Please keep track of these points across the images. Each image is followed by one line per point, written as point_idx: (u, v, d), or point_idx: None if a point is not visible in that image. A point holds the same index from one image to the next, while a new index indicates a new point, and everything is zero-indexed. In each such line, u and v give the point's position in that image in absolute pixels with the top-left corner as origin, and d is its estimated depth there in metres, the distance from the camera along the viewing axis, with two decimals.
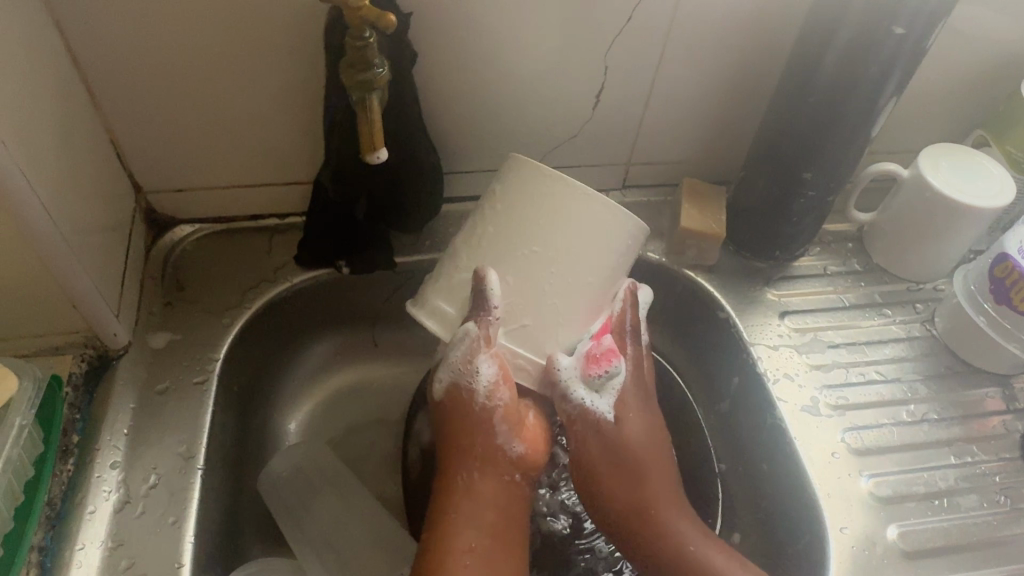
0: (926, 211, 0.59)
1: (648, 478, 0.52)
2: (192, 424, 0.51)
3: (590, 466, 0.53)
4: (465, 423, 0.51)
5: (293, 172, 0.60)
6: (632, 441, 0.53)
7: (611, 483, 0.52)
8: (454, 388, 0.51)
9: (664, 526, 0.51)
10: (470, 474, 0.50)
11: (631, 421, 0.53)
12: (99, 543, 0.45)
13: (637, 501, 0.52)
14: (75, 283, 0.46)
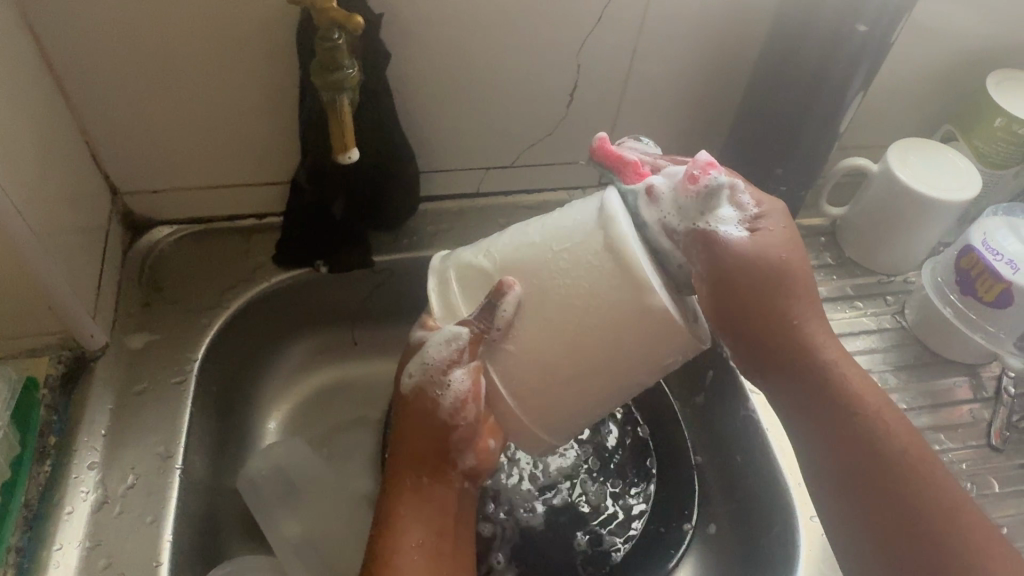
0: (895, 204, 0.60)
1: (832, 346, 0.48)
2: (171, 424, 0.51)
3: (773, 315, 0.47)
4: (421, 424, 0.46)
5: (270, 173, 0.60)
6: (804, 311, 0.47)
7: (791, 333, 0.47)
8: (421, 390, 0.45)
9: (860, 406, 0.46)
10: (418, 481, 0.46)
11: (798, 283, 0.47)
12: (78, 543, 0.45)
13: (789, 346, 0.47)
14: (51, 285, 0.47)
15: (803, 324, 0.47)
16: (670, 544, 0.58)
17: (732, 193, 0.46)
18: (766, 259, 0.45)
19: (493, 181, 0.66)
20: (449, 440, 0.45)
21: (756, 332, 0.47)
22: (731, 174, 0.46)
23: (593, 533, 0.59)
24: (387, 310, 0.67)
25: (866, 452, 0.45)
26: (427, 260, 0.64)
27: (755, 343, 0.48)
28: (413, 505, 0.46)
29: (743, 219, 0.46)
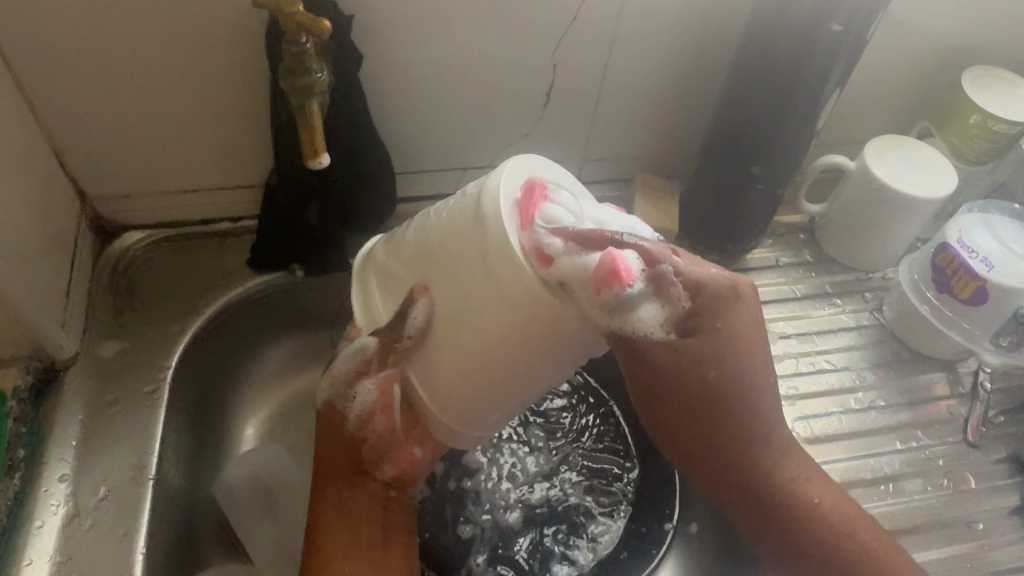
0: (872, 202, 0.60)
1: (761, 411, 0.44)
2: (144, 434, 0.50)
3: (691, 394, 0.43)
4: (335, 439, 0.47)
5: (244, 176, 0.59)
6: (741, 374, 0.43)
7: (730, 410, 0.44)
8: (334, 406, 0.47)
9: (763, 467, 0.45)
10: (339, 493, 0.46)
11: (699, 337, 0.42)
12: (47, 558, 0.44)
13: (721, 428, 0.44)
14: (16, 294, 0.45)
15: (750, 389, 0.43)
16: (653, 544, 0.58)
17: (658, 285, 0.39)
18: (693, 301, 0.41)
19: (471, 181, 0.65)
20: (362, 452, 0.46)
21: (666, 405, 0.45)
22: (651, 264, 0.39)
23: (576, 532, 0.59)
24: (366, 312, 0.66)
25: (764, 501, 0.46)
26: None
27: (674, 413, 0.45)
28: (337, 520, 0.46)
29: (660, 275, 0.39)
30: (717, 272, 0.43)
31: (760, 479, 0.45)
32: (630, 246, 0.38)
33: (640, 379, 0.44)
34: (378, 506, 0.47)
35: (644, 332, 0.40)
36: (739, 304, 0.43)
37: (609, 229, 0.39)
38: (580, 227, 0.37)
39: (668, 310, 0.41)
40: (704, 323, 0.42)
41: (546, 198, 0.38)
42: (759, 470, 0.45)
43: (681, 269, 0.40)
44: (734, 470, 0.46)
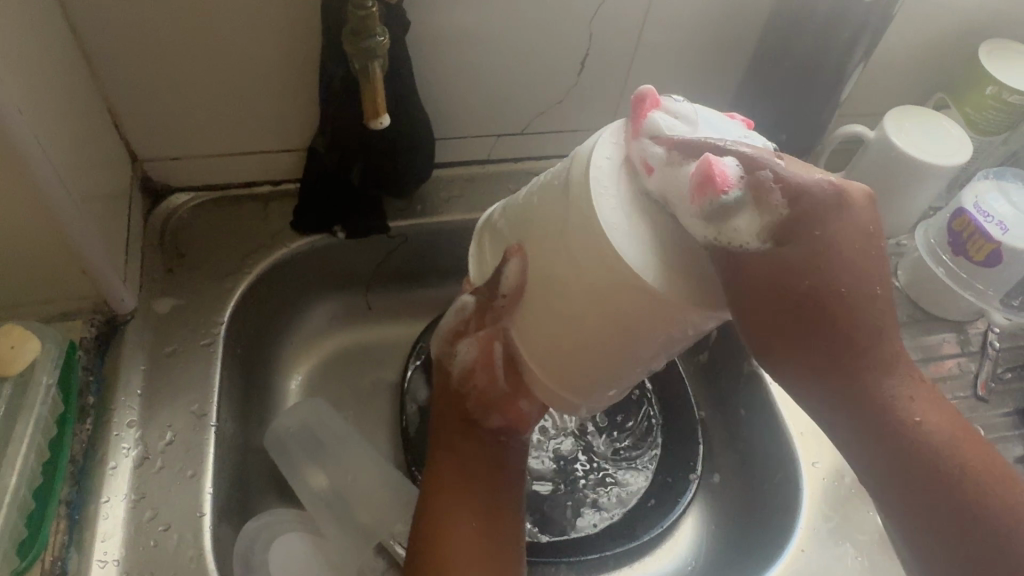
0: (890, 170, 0.63)
1: (891, 356, 0.40)
2: (203, 383, 0.53)
3: (839, 327, 0.39)
4: (451, 398, 0.50)
5: (287, 140, 0.61)
6: (869, 311, 0.39)
7: (866, 341, 0.39)
8: (444, 361, 0.51)
9: (906, 420, 0.40)
10: (454, 442, 0.49)
11: (831, 256, 0.37)
12: (122, 497, 0.47)
13: (849, 378, 0.40)
14: (87, 249, 0.48)
15: (878, 337, 0.39)
16: (678, 493, 0.61)
17: (780, 233, 0.37)
18: (791, 209, 0.36)
19: (503, 147, 0.67)
20: (471, 400, 0.49)
21: (822, 344, 0.39)
22: (749, 170, 0.35)
23: (606, 482, 0.63)
24: (402, 273, 0.68)
25: (918, 454, 0.39)
26: (441, 226, 0.66)
27: (811, 356, 0.39)
28: (446, 458, 0.49)
29: (760, 182, 0.35)
30: (858, 185, 0.39)
31: (896, 426, 0.39)
32: (735, 152, 0.36)
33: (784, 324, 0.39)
34: (480, 453, 0.48)
35: (742, 245, 0.37)
36: (871, 246, 0.39)
37: (722, 139, 0.37)
38: (686, 135, 0.37)
39: (767, 219, 0.36)
40: (810, 231, 0.37)
41: (656, 108, 0.39)
42: (914, 433, 0.39)
43: (785, 174, 0.36)
44: (894, 431, 0.39)
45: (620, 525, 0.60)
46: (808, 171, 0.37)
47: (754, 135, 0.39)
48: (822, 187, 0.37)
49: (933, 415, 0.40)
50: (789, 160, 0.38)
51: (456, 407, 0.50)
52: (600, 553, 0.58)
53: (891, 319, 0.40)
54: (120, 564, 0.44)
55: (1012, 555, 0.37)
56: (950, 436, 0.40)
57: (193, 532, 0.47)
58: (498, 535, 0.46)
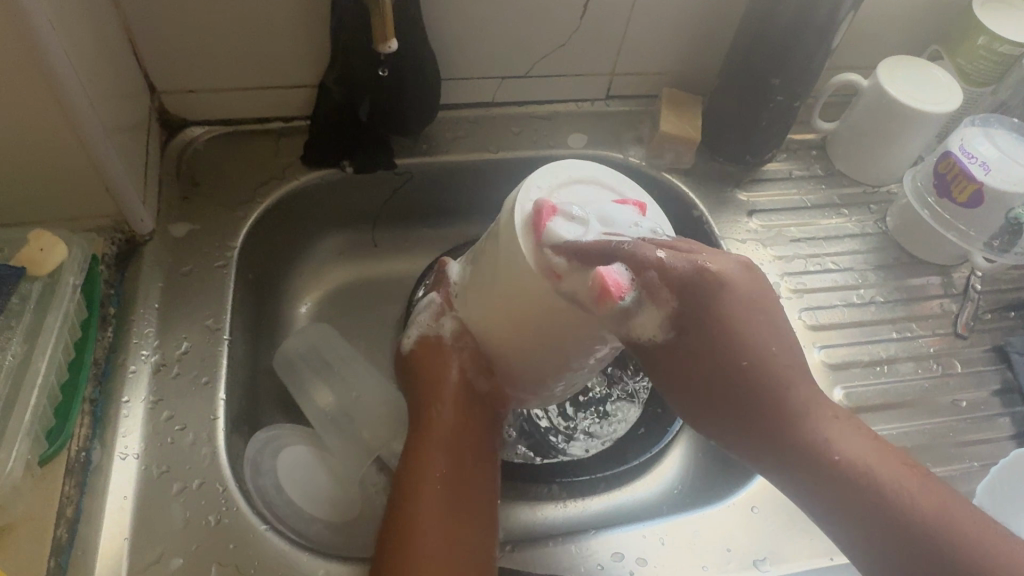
0: (883, 116, 0.65)
1: (784, 374, 0.48)
2: (217, 300, 0.56)
3: (726, 361, 0.48)
4: (430, 372, 0.56)
5: (298, 76, 0.63)
6: (750, 335, 0.48)
7: (750, 364, 0.48)
8: (426, 337, 0.57)
9: (793, 424, 0.48)
10: (439, 412, 0.54)
11: (719, 301, 0.47)
12: (141, 399, 0.50)
13: (763, 410, 0.48)
14: (109, 167, 0.50)
15: (765, 360, 0.48)
16: (667, 423, 0.65)
17: (648, 289, 0.45)
18: (681, 300, 0.47)
19: (507, 90, 0.69)
20: (461, 364, 0.55)
21: (702, 384, 0.50)
22: (639, 272, 0.45)
23: (598, 411, 0.65)
24: (407, 210, 0.71)
25: (814, 461, 0.47)
26: (445, 163, 0.68)
27: (717, 388, 0.49)
28: (433, 433, 0.53)
29: (648, 280, 0.45)
30: (731, 256, 0.49)
31: (776, 415, 0.48)
32: (619, 254, 0.45)
33: (674, 364, 0.50)
34: (468, 430, 0.54)
35: (645, 335, 0.48)
36: (750, 279, 0.49)
37: (609, 238, 0.46)
38: (580, 242, 0.45)
39: (660, 309, 0.47)
40: (690, 299, 0.47)
41: (555, 217, 0.46)
42: (799, 434, 0.48)
43: (665, 265, 0.45)
44: (775, 427, 0.48)
45: (611, 450, 0.63)
46: (691, 253, 0.47)
47: (643, 221, 0.48)
48: (696, 269, 0.46)
49: (819, 423, 0.48)
50: (673, 244, 0.47)
51: (436, 377, 0.55)
52: (588, 477, 0.62)
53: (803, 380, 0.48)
54: (140, 458, 0.48)
55: (867, 489, 0.46)
56: (844, 436, 0.48)
57: (207, 433, 0.50)
58: (475, 517, 0.50)
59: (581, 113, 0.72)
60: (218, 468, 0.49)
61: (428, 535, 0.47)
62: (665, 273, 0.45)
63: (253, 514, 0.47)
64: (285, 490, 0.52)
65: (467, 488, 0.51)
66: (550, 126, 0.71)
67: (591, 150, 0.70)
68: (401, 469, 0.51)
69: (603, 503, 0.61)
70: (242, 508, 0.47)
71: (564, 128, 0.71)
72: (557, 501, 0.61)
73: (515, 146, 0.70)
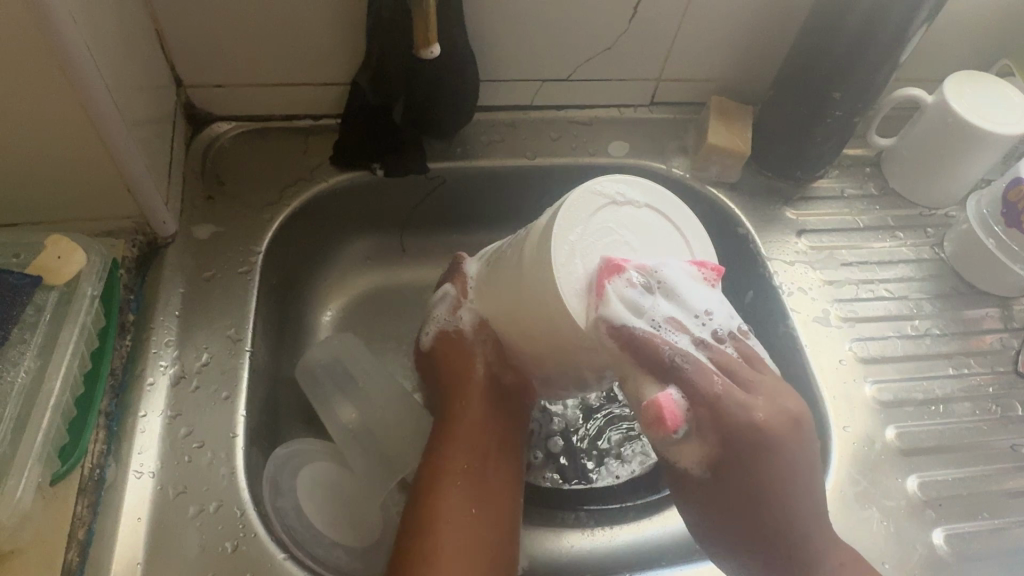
0: (946, 136, 0.60)
1: (795, 491, 0.44)
2: (239, 309, 0.54)
3: (731, 439, 0.44)
4: (459, 373, 0.53)
5: (330, 73, 0.60)
6: (743, 429, 0.44)
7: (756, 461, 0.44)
8: (444, 332, 0.55)
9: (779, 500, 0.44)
10: (468, 411, 0.51)
11: (740, 442, 0.44)
12: (159, 412, 0.48)
13: (786, 542, 0.45)
14: (131, 168, 0.48)
15: (790, 480, 0.44)
16: None
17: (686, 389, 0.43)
18: (726, 449, 0.44)
19: (546, 93, 0.66)
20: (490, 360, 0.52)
21: (732, 499, 0.45)
22: (693, 404, 0.43)
23: (632, 436, 0.63)
24: (436, 216, 0.68)
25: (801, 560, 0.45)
26: (479, 169, 0.65)
27: (710, 503, 0.46)
28: (458, 435, 0.50)
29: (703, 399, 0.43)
30: (786, 404, 0.45)
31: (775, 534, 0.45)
32: (677, 374, 0.43)
33: (714, 488, 0.45)
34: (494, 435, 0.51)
35: (684, 464, 0.45)
36: (799, 433, 0.45)
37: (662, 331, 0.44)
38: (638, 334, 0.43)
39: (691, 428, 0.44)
40: (742, 436, 0.44)
41: (614, 278, 0.43)
42: (797, 538, 0.45)
43: (717, 362, 0.45)
44: (771, 537, 0.45)
45: (643, 477, 0.60)
46: (746, 396, 0.44)
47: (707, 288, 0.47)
48: (745, 417, 0.44)
49: (822, 523, 0.45)
50: (733, 366, 0.45)
51: (461, 377, 0.52)
52: (618, 505, 0.59)
53: (819, 518, 0.45)
54: (156, 476, 0.45)
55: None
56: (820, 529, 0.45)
57: (226, 452, 0.47)
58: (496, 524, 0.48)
59: (623, 119, 0.68)
60: (236, 490, 0.46)
61: (446, 536, 0.45)
62: (713, 407, 0.43)
63: (272, 540, 0.45)
64: (305, 513, 0.50)
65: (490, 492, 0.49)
66: (590, 132, 0.68)
67: (632, 160, 0.67)
68: (418, 484, 0.48)
69: (628, 534, 0.58)
70: (260, 534, 0.45)
71: (605, 135, 0.68)
72: (582, 529, 0.58)
73: (553, 153, 0.66)
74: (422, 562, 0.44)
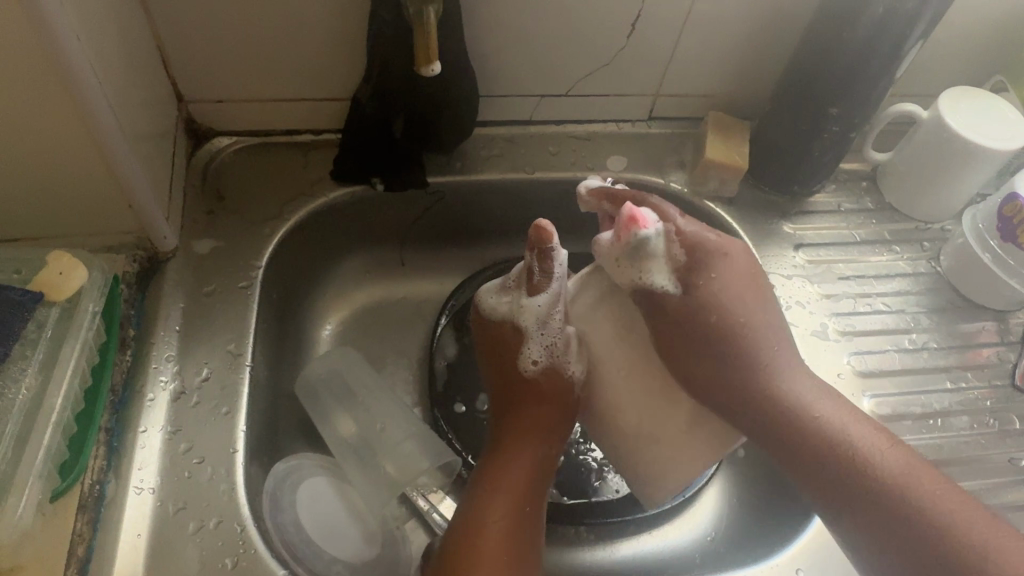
0: (941, 151, 0.61)
1: (805, 407, 0.49)
2: (240, 324, 0.54)
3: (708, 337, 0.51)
4: (519, 385, 0.56)
5: (329, 89, 0.61)
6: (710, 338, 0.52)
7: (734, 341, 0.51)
8: (501, 323, 0.56)
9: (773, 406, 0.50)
10: (531, 412, 0.54)
11: (715, 329, 0.51)
12: (159, 428, 0.48)
13: (738, 341, 0.51)
14: (132, 184, 0.48)
15: (744, 307, 0.52)
16: None
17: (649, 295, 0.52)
18: (693, 257, 0.51)
19: (545, 108, 0.66)
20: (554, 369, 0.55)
21: (727, 407, 0.52)
22: (663, 220, 0.51)
23: None
24: (435, 230, 0.68)
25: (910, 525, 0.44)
26: (479, 184, 0.66)
27: (744, 383, 0.51)
28: (517, 430, 0.53)
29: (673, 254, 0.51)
30: (742, 251, 0.53)
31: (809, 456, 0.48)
32: (651, 203, 0.52)
33: (777, 445, 0.50)
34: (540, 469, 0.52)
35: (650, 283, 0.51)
36: (756, 285, 0.53)
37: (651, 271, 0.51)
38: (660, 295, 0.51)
39: (670, 265, 0.51)
40: (701, 274, 0.51)
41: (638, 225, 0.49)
42: (784, 424, 0.49)
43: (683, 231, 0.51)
44: (769, 433, 0.50)
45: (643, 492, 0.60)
46: (673, 216, 0.51)
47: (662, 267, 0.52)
48: (722, 258, 0.52)
49: (851, 458, 0.47)
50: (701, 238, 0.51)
51: (512, 374, 0.56)
52: (619, 519, 0.58)
53: (780, 347, 0.52)
54: (156, 492, 0.45)
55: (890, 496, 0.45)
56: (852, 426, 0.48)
57: (226, 467, 0.47)
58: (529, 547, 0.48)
59: (621, 134, 0.69)
60: (236, 506, 0.46)
61: (494, 517, 0.47)
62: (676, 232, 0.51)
63: (272, 556, 0.45)
64: (305, 529, 0.50)
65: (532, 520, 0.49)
66: (588, 147, 0.68)
67: (630, 174, 0.67)
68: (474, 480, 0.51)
69: (628, 548, 0.58)
70: (260, 550, 0.45)
71: (603, 150, 0.68)
72: (581, 544, 0.58)
73: (552, 167, 0.67)
74: (463, 548, 0.46)
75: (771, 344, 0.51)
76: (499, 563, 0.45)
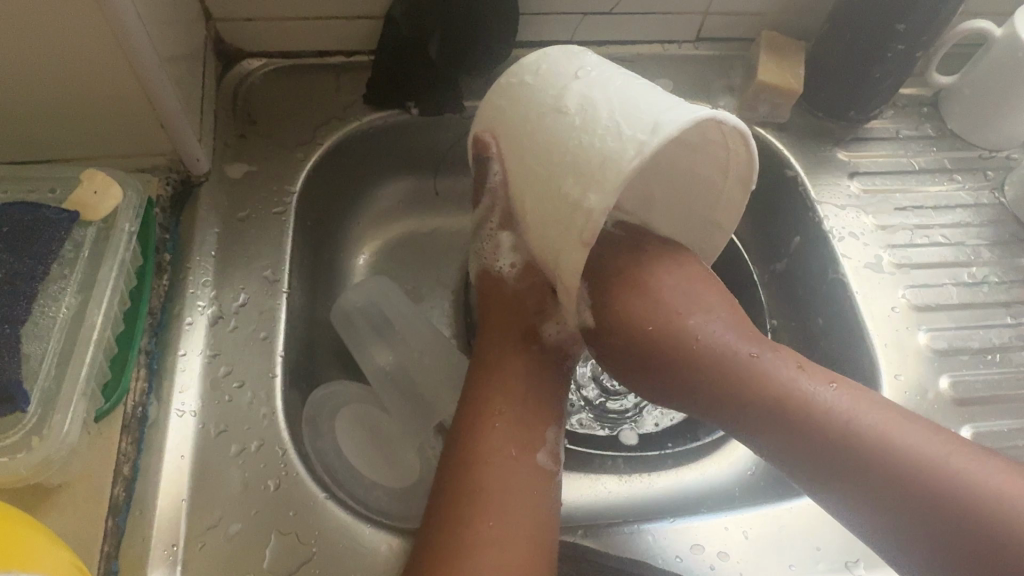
0: (1009, 73, 0.56)
1: (717, 349, 0.44)
2: (275, 249, 0.53)
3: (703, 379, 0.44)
4: (513, 304, 0.50)
5: (361, 8, 0.58)
6: (683, 303, 0.46)
7: (666, 358, 0.45)
8: (485, 270, 0.53)
9: (786, 390, 0.41)
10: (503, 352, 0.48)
11: (662, 343, 0.45)
12: (198, 352, 0.47)
13: (687, 363, 0.44)
14: (165, 104, 0.46)
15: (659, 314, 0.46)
16: None
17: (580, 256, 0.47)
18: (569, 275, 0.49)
19: (587, 29, 0.63)
20: (525, 309, 0.50)
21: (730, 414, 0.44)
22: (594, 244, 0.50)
23: None
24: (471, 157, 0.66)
25: (880, 474, 0.38)
26: None
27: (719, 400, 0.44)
28: (488, 390, 0.47)
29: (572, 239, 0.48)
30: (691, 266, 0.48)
31: (855, 454, 0.39)
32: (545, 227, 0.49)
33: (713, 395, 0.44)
34: (541, 365, 0.48)
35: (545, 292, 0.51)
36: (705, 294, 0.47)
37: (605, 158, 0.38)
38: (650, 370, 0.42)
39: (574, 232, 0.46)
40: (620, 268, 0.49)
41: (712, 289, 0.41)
42: (773, 408, 0.41)
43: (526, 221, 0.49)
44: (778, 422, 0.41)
45: (680, 427, 0.60)
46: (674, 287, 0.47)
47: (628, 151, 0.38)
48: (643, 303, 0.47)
49: (867, 436, 0.39)
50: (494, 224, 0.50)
51: (529, 316, 0.50)
52: (656, 453, 0.58)
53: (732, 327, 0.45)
54: (198, 415, 0.45)
55: (830, 437, 0.40)
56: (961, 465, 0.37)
57: (266, 392, 0.47)
58: (537, 432, 0.45)
59: (666, 57, 0.65)
60: (277, 429, 0.46)
61: (483, 465, 0.43)
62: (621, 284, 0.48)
63: (315, 480, 0.45)
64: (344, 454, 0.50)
65: (535, 418, 0.46)
66: (631, 70, 0.65)
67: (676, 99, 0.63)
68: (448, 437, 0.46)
69: (666, 480, 0.57)
70: (301, 474, 0.45)
71: (647, 73, 0.65)
72: (619, 475, 0.57)
73: None
74: (451, 530, 0.41)
75: (752, 384, 0.42)
76: (497, 517, 0.41)
